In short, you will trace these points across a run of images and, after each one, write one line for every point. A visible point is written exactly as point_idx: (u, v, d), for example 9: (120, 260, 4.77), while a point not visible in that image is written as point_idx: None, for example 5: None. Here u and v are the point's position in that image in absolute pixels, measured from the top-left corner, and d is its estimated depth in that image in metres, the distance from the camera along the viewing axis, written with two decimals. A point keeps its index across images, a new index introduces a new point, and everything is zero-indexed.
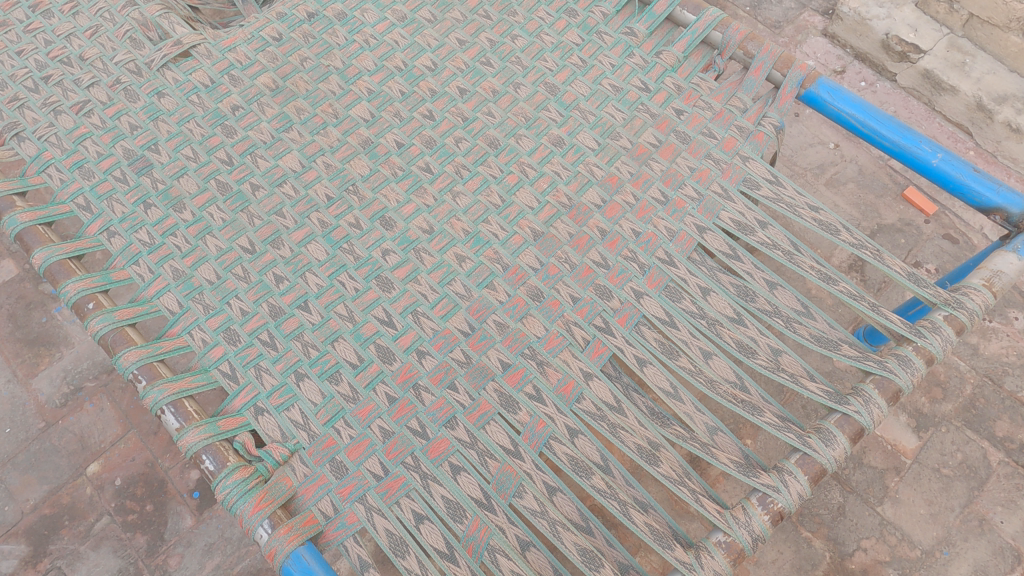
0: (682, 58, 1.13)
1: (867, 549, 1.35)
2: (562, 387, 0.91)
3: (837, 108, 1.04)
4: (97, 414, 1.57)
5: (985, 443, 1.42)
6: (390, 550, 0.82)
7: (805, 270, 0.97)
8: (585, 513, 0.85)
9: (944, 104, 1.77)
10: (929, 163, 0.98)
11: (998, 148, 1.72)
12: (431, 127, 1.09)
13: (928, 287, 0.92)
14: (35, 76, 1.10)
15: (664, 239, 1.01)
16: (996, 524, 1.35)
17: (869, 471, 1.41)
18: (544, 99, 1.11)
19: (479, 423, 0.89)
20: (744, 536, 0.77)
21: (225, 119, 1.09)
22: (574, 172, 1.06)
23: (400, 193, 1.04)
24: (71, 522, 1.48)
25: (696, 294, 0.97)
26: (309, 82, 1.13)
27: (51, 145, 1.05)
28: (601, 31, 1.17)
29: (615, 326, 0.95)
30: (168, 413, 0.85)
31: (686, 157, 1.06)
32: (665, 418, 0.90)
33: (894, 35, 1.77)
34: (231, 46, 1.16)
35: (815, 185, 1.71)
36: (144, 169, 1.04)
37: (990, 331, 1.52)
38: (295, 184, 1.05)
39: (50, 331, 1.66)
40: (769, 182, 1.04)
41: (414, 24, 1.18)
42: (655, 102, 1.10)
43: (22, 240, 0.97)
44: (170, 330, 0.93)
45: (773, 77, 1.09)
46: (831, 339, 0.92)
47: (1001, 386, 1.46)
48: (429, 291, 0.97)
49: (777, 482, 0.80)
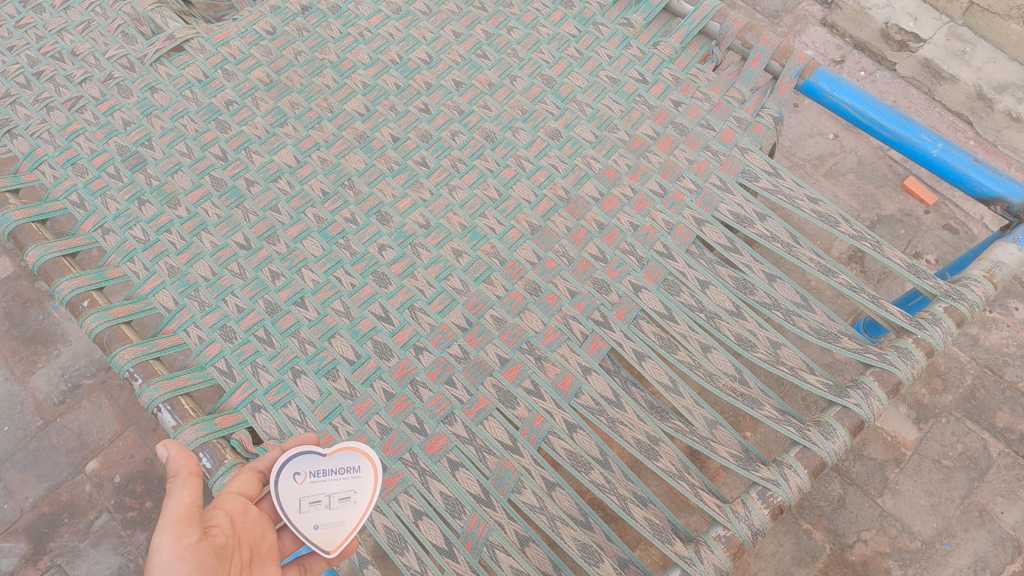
0: (680, 49, 1.12)
1: (867, 540, 1.35)
2: (560, 382, 0.91)
3: (836, 98, 1.03)
4: (95, 412, 1.57)
5: (985, 434, 1.41)
6: (389, 547, 0.82)
7: (804, 263, 0.96)
8: (585, 509, 0.85)
9: (944, 94, 1.75)
10: (929, 153, 0.97)
11: (998, 137, 1.71)
12: (427, 121, 1.08)
13: (928, 278, 0.91)
14: (27, 72, 1.09)
15: (663, 232, 1.00)
16: (997, 515, 1.34)
17: (869, 463, 1.41)
18: (541, 92, 1.10)
19: (477, 419, 0.89)
20: (744, 530, 0.77)
21: (219, 114, 1.08)
22: (572, 165, 1.05)
23: (396, 187, 1.04)
24: (70, 520, 1.47)
25: (695, 287, 0.96)
26: (303, 76, 1.12)
27: (44, 142, 1.04)
28: (598, 22, 1.16)
29: (614, 320, 0.95)
30: (164, 411, 0.85)
31: (685, 149, 1.05)
32: (664, 412, 0.89)
33: (894, 24, 1.75)
34: (225, 40, 1.14)
35: (814, 176, 1.70)
36: (138, 165, 1.03)
37: (990, 322, 1.51)
38: (290, 179, 1.04)
39: (48, 329, 1.65)
40: (768, 174, 1.03)
41: (409, 16, 1.17)
42: (653, 94, 1.10)
43: (15, 238, 0.96)
44: (165, 327, 0.93)
45: (772, 68, 1.08)
46: (830, 332, 0.92)
47: (1001, 376, 1.46)
48: (426, 286, 0.97)
49: (777, 476, 0.80)
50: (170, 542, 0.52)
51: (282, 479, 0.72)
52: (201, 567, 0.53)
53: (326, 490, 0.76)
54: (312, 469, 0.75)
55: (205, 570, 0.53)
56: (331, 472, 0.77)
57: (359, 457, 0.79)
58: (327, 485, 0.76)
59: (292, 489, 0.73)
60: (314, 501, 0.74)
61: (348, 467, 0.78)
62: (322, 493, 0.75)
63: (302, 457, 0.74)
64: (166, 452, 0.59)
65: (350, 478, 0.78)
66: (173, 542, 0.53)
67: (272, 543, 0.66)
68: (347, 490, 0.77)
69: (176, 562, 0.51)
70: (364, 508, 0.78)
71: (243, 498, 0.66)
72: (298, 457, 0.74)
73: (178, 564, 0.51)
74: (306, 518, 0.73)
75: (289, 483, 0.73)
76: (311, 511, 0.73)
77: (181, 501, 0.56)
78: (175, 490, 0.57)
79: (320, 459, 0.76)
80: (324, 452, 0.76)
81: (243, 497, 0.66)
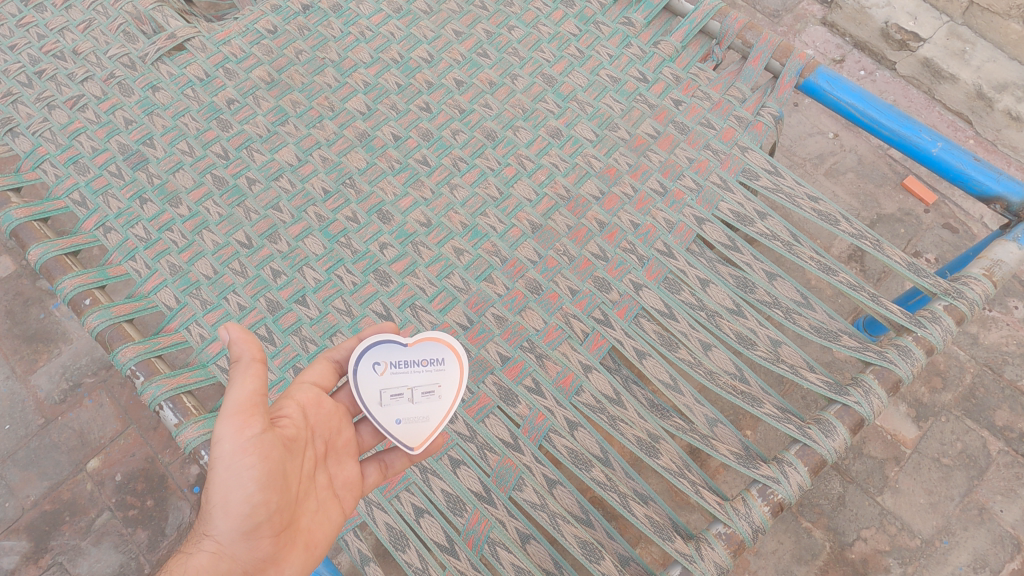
0: (680, 48, 1.12)
1: (867, 538, 1.35)
2: (561, 380, 0.91)
3: (836, 97, 1.04)
4: (96, 410, 1.57)
5: (984, 432, 1.42)
6: (391, 544, 0.82)
7: (804, 261, 0.97)
8: (585, 506, 0.85)
9: (944, 93, 1.75)
10: (930, 152, 0.98)
11: (998, 136, 1.71)
12: (428, 120, 1.08)
13: (928, 277, 0.92)
14: (28, 71, 1.10)
15: (663, 231, 1.00)
16: (996, 513, 1.35)
17: (868, 461, 1.41)
18: (542, 91, 1.10)
19: (478, 417, 0.89)
20: (744, 528, 0.78)
21: (220, 113, 1.08)
22: (572, 164, 1.05)
23: (398, 186, 1.04)
24: (71, 518, 1.48)
25: (695, 286, 0.97)
26: (304, 75, 1.12)
27: (46, 141, 1.05)
28: (599, 21, 1.16)
29: (614, 318, 0.95)
30: (166, 409, 0.85)
31: (685, 148, 1.06)
32: (664, 410, 0.90)
33: (894, 24, 1.75)
34: (226, 39, 1.15)
35: (814, 175, 1.70)
36: (140, 164, 1.04)
37: (990, 320, 1.51)
38: (291, 178, 1.04)
39: (48, 328, 1.65)
40: (769, 172, 1.03)
41: (410, 16, 1.17)
42: (653, 93, 1.10)
43: (17, 236, 0.96)
44: (167, 325, 0.93)
45: (773, 66, 1.08)
46: (830, 330, 0.92)
47: (1001, 375, 1.46)
48: (427, 284, 0.97)
49: (777, 473, 0.80)
50: (234, 432, 0.56)
51: (364, 370, 0.76)
52: (263, 460, 0.57)
53: (408, 383, 0.79)
54: (393, 360, 0.78)
55: (267, 462, 0.57)
56: (414, 364, 0.80)
57: (441, 350, 0.81)
58: (409, 378, 0.79)
59: (372, 379, 0.76)
60: (394, 393, 0.77)
61: (431, 360, 0.80)
62: (403, 385, 0.78)
63: (382, 346, 0.78)
64: (228, 334, 0.60)
65: (433, 371, 0.80)
66: (236, 433, 0.56)
67: (348, 438, 0.73)
68: (430, 383, 0.80)
69: (239, 454, 0.56)
70: (447, 403, 0.80)
71: (315, 389, 0.71)
72: (379, 346, 0.77)
73: (242, 456, 0.56)
74: (388, 409, 0.77)
75: (369, 372, 0.76)
76: (392, 404, 0.77)
77: (245, 390, 0.58)
78: (239, 376, 0.59)
79: (402, 349, 0.79)
80: (404, 343, 0.79)
81: (317, 387, 0.71)
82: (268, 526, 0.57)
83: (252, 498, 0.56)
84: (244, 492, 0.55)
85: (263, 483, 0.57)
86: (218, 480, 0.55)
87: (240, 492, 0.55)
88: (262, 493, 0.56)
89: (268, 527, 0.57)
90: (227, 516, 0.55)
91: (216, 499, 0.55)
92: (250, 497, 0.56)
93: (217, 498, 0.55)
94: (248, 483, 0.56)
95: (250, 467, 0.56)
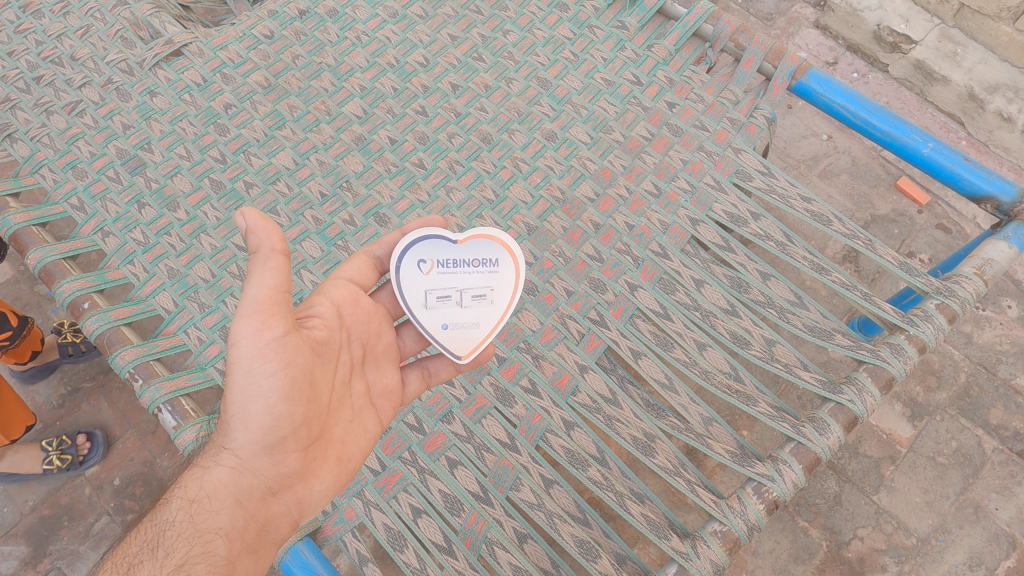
0: (673, 51, 1.14)
1: (864, 537, 1.36)
2: (558, 380, 0.92)
3: (828, 99, 1.05)
4: (94, 414, 1.58)
5: (979, 431, 1.42)
6: (389, 544, 0.83)
7: (798, 262, 0.97)
8: (582, 505, 0.86)
9: (936, 94, 1.76)
10: (921, 152, 0.99)
11: (990, 137, 1.73)
12: (424, 123, 1.09)
13: (920, 276, 0.93)
14: (27, 77, 1.10)
15: (658, 232, 1.01)
16: (991, 511, 1.36)
17: (864, 460, 1.42)
18: (537, 94, 1.11)
19: (474, 418, 0.90)
20: (740, 525, 0.79)
21: (218, 117, 1.09)
22: (568, 166, 1.06)
23: (394, 189, 1.04)
24: (70, 523, 1.48)
25: (689, 286, 0.97)
26: (301, 79, 1.13)
27: (44, 146, 1.05)
28: (593, 25, 1.17)
29: (610, 319, 0.96)
30: (164, 411, 0.86)
31: (679, 150, 1.07)
32: (660, 410, 0.90)
33: (885, 27, 1.76)
34: (223, 45, 1.15)
35: (808, 177, 1.71)
36: (138, 169, 1.04)
37: (984, 320, 1.52)
38: (289, 181, 1.05)
39: (46, 333, 1.65)
40: (762, 174, 1.04)
41: (406, 20, 1.18)
42: (648, 96, 1.11)
43: (16, 241, 0.97)
44: (165, 328, 0.93)
45: (765, 69, 1.10)
46: (824, 330, 0.93)
47: (995, 373, 1.47)
48: None
49: (772, 472, 0.81)
50: (252, 334, 0.61)
51: (411, 269, 0.81)
52: (282, 368, 0.63)
53: (456, 284, 0.83)
54: (440, 260, 0.83)
55: (288, 370, 0.63)
56: (464, 265, 0.84)
57: (493, 252, 0.84)
58: (457, 280, 0.83)
59: (418, 278, 0.82)
60: (442, 295, 0.82)
61: (482, 261, 0.84)
62: (450, 287, 0.83)
63: (430, 242, 0.82)
64: (245, 222, 0.62)
65: (484, 274, 0.84)
66: (254, 337, 0.61)
67: (389, 342, 0.83)
68: (479, 286, 0.84)
69: (259, 362, 0.62)
70: (501, 310, 0.84)
71: (351, 286, 0.78)
72: (426, 244, 0.82)
73: (261, 363, 0.62)
74: (434, 311, 0.82)
75: (416, 271, 0.82)
76: (440, 305, 0.82)
77: (263, 285, 0.62)
78: (258, 270, 0.62)
79: (451, 248, 0.83)
80: (454, 241, 0.83)
81: (353, 284, 0.78)
82: (291, 435, 0.64)
83: (272, 409, 0.62)
84: (266, 403, 0.62)
85: (284, 394, 0.63)
86: (242, 386, 0.61)
87: (263, 402, 0.62)
88: (283, 405, 0.63)
89: (292, 441, 0.65)
90: (246, 429, 0.62)
91: (237, 411, 0.62)
92: (272, 408, 0.62)
93: (242, 406, 0.62)
94: (270, 392, 0.62)
95: (268, 375, 0.62)
